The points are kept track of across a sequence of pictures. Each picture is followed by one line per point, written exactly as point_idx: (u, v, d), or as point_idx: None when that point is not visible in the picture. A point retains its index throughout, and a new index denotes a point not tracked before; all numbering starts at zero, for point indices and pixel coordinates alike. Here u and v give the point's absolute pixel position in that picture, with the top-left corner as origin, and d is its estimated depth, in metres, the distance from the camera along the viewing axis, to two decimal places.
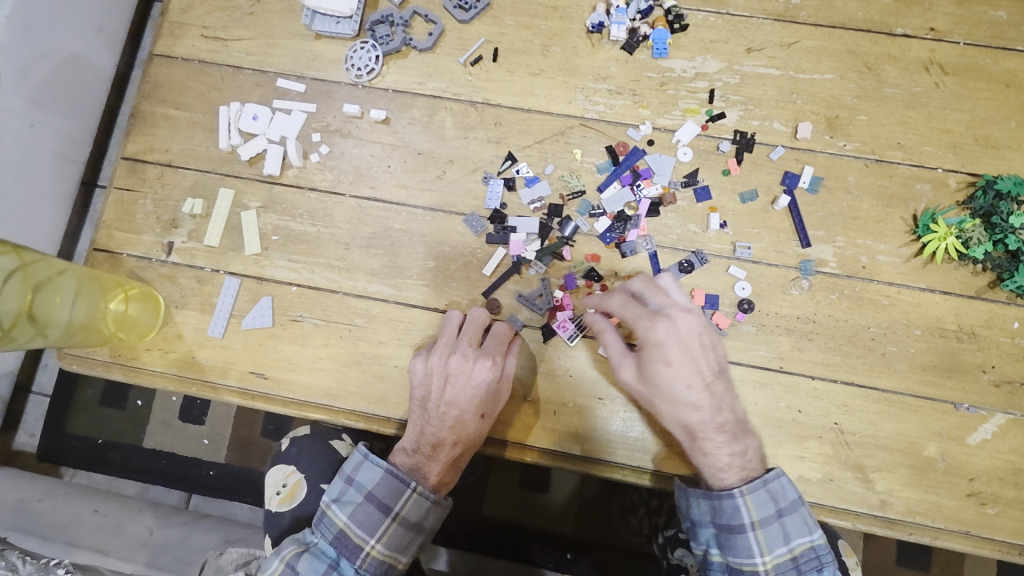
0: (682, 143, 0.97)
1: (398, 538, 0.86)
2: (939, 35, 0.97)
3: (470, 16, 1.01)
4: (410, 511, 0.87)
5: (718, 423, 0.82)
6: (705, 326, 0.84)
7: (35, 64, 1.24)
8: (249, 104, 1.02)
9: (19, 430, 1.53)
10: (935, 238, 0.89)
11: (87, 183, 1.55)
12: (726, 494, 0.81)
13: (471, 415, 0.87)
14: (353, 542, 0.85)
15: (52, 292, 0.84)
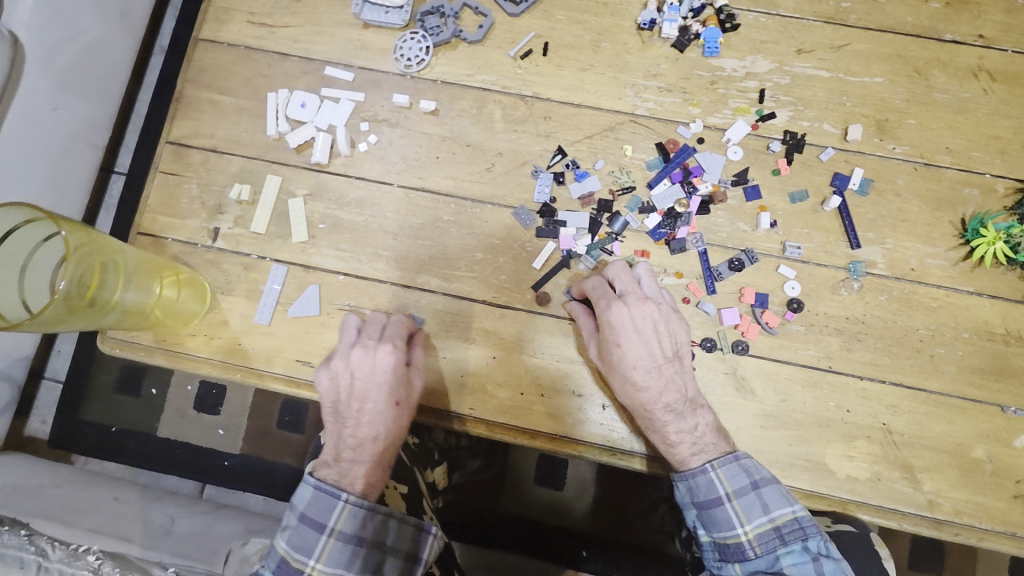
0: (732, 142, 0.97)
1: (340, 555, 0.78)
2: (987, 43, 0.98)
3: (521, 10, 1.01)
4: (347, 525, 0.78)
5: (669, 403, 0.83)
6: (665, 309, 0.86)
7: (58, 44, 1.21)
8: (296, 92, 1.02)
9: (31, 416, 1.50)
10: (983, 242, 0.89)
11: (104, 169, 1.55)
12: (696, 470, 0.83)
13: (387, 403, 0.84)
14: (293, 567, 0.78)
15: (116, 273, 0.85)
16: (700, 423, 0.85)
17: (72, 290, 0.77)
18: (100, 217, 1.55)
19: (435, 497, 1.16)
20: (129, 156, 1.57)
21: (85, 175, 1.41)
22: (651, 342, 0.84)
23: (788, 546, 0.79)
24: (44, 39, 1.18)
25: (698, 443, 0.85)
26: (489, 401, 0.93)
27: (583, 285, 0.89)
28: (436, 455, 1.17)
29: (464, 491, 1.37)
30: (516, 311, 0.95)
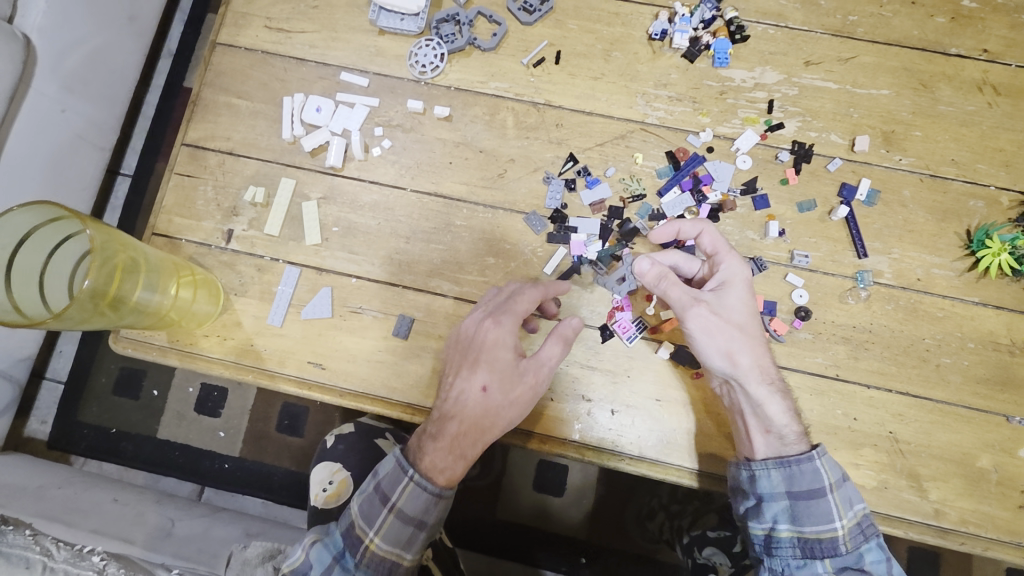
0: (741, 151, 0.98)
1: (398, 532, 0.81)
2: (992, 57, 0.99)
3: (535, 19, 1.03)
4: (408, 505, 0.80)
5: (747, 380, 0.83)
6: (736, 276, 0.85)
7: (67, 46, 1.23)
8: (312, 96, 1.03)
9: (31, 416, 1.50)
10: (988, 253, 0.91)
11: (111, 170, 1.56)
12: (806, 457, 0.81)
13: (476, 386, 0.84)
14: (356, 534, 0.82)
15: (138, 273, 0.85)
16: (782, 396, 0.84)
17: (96, 289, 0.77)
18: (106, 216, 1.56)
19: None
20: (136, 158, 1.58)
21: (88, 176, 1.41)
22: (711, 326, 0.83)
23: (869, 542, 0.80)
24: (54, 41, 1.20)
25: (780, 418, 0.83)
26: None
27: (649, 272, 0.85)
28: None
29: (463, 498, 1.38)
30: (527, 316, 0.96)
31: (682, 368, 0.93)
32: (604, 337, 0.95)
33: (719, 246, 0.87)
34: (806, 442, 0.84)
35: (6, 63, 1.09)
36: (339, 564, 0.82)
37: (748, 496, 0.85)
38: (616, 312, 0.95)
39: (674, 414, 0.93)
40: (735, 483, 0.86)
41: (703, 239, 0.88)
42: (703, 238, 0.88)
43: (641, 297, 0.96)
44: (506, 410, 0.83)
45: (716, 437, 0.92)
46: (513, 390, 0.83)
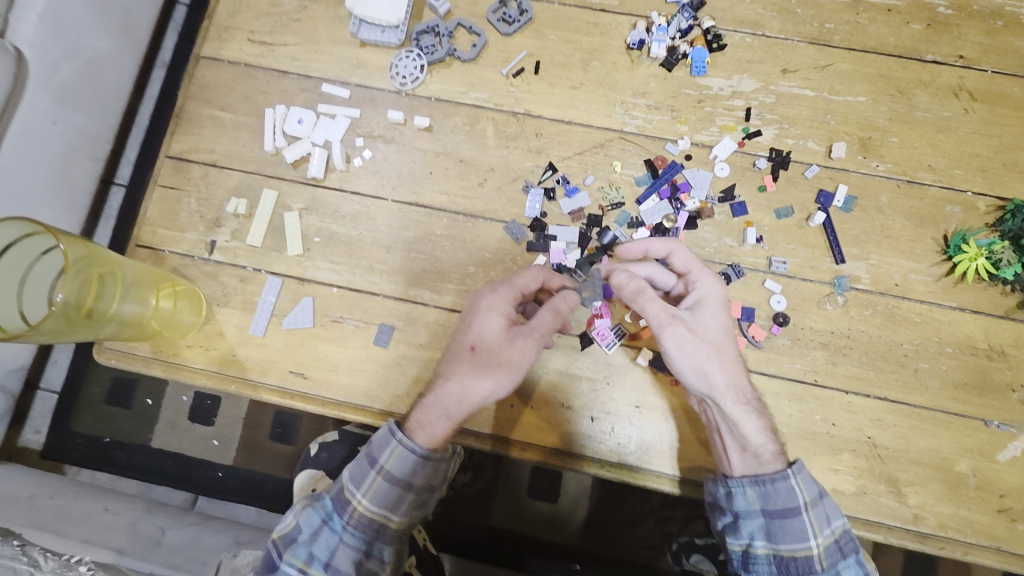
0: (719, 158, 0.99)
1: (386, 495, 0.80)
2: (968, 63, 1.00)
3: (514, 30, 1.04)
4: (396, 468, 0.80)
5: (724, 400, 0.83)
6: (710, 294, 0.86)
7: (60, 59, 1.24)
8: (294, 108, 1.04)
9: (26, 425, 1.49)
10: (966, 258, 0.91)
11: (105, 181, 1.57)
12: (780, 474, 0.81)
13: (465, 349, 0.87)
14: (345, 496, 0.82)
15: (112, 284, 0.87)
16: (759, 415, 0.84)
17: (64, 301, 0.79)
18: (100, 227, 1.57)
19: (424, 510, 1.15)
20: (129, 168, 1.59)
21: (81, 186, 1.42)
22: (689, 345, 0.83)
23: (847, 559, 0.80)
24: (47, 54, 1.21)
25: (756, 437, 0.83)
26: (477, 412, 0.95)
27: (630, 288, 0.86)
28: None
29: (454, 505, 1.38)
30: None
31: (661, 374, 0.94)
32: (583, 344, 0.95)
33: (692, 265, 0.88)
34: (783, 459, 0.83)
35: None
36: (327, 527, 0.80)
37: (726, 512, 0.86)
38: (596, 319, 0.96)
39: (652, 420, 0.94)
40: (713, 499, 0.88)
41: (674, 258, 0.89)
42: (674, 257, 0.88)
43: (621, 304, 0.96)
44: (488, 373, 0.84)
45: (694, 443, 0.92)
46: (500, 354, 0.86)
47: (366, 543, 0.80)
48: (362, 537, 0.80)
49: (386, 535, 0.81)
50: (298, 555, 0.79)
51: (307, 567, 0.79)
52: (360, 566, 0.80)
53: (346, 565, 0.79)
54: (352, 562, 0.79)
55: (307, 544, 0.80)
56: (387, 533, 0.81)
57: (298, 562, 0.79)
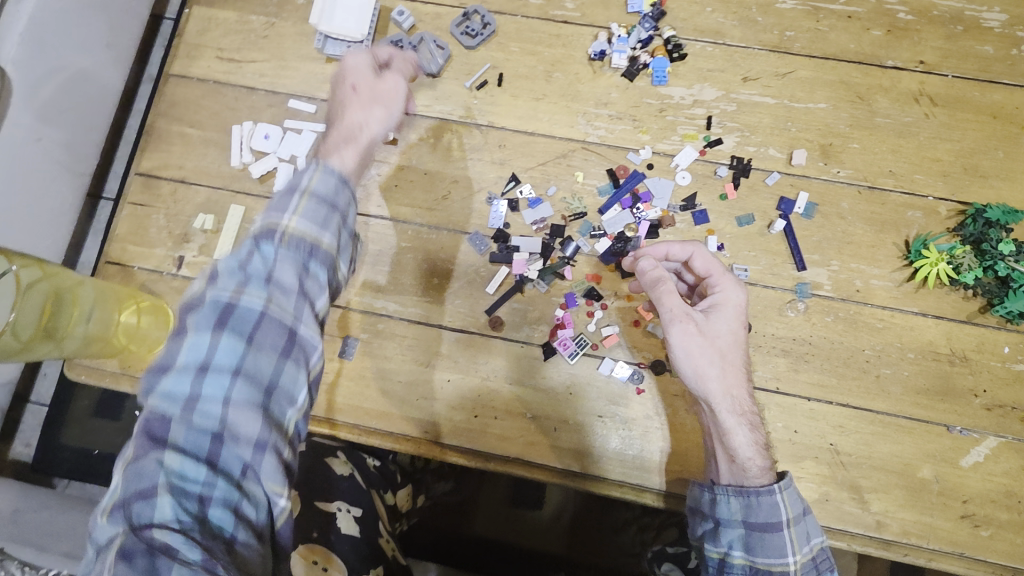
0: (680, 167, 0.99)
1: (314, 212, 0.68)
2: (928, 68, 1.00)
3: (476, 43, 1.05)
4: (325, 187, 0.70)
5: (718, 406, 0.81)
6: (729, 300, 0.84)
7: (42, 75, 1.18)
8: (261, 124, 1.05)
9: (16, 439, 1.52)
10: (926, 263, 0.92)
11: (92, 196, 1.52)
12: (767, 489, 0.78)
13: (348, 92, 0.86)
14: (265, 224, 0.67)
15: (71, 303, 0.89)
16: (753, 429, 0.81)
17: (20, 322, 0.80)
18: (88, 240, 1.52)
19: (398, 520, 1.15)
20: (117, 183, 1.54)
21: (68, 202, 1.36)
22: (697, 346, 0.81)
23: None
24: (32, 71, 1.16)
25: (746, 450, 0.81)
26: (442, 422, 0.96)
27: (646, 277, 0.84)
28: (401, 477, 1.16)
29: (434, 514, 1.37)
30: (472, 335, 0.98)
31: (623, 383, 0.95)
32: (546, 355, 0.96)
33: (713, 268, 0.85)
34: (771, 475, 0.80)
35: None
36: (257, 248, 0.66)
37: (707, 518, 0.82)
38: (558, 329, 0.96)
39: (616, 429, 0.94)
40: (695, 503, 0.83)
41: (695, 262, 0.86)
42: (694, 261, 0.86)
43: (584, 313, 0.97)
44: (378, 101, 0.85)
45: (658, 452, 0.93)
46: (381, 88, 0.86)
47: (306, 260, 0.67)
48: (300, 252, 0.67)
49: (325, 257, 0.68)
50: (227, 284, 0.64)
51: (240, 291, 0.64)
52: (306, 280, 0.66)
53: (290, 277, 0.65)
54: (295, 275, 0.65)
55: (236, 268, 0.65)
56: (325, 254, 0.68)
57: (228, 288, 0.64)
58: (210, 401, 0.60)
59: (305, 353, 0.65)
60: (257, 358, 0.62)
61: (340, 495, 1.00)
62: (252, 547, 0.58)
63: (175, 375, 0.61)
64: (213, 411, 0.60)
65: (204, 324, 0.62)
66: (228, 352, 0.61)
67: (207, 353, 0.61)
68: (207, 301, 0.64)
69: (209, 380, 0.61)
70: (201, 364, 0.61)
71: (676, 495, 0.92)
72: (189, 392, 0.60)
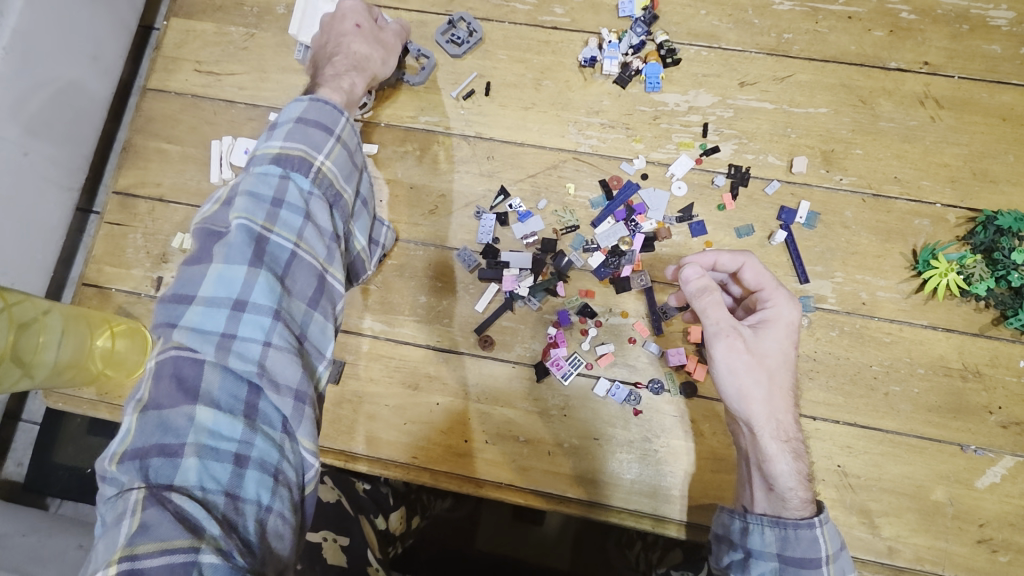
0: (676, 177, 0.95)
1: (344, 161, 0.75)
2: (933, 69, 0.95)
3: (463, 51, 1.01)
4: (352, 138, 0.77)
5: (761, 430, 0.75)
6: (781, 316, 0.77)
7: (27, 88, 1.11)
8: (241, 138, 1.02)
9: (8, 458, 1.43)
10: (936, 273, 0.88)
11: (82, 210, 1.43)
12: (806, 522, 0.72)
13: (352, 30, 0.92)
14: (296, 157, 0.69)
15: (37, 331, 0.82)
16: (796, 458, 0.75)
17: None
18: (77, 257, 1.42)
19: (390, 544, 1.10)
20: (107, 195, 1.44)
21: (54, 219, 1.27)
22: (745, 361, 0.75)
23: None
24: (11, 85, 1.08)
25: (787, 479, 0.74)
26: (432, 447, 0.92)
27: (692, 285, 0.77)
28: (394, 500, 1.11)
29: (433, 530, 1.29)
30: (460, 355, 0.94)
31: (620, 405, 0.90)
32: (539, 375, 0.92)
33: (765, 281, 0.79)
34: (812, 507, 0.74)
35: None
36: (290, 181, 0.68)
37: (735, 547, 0.76)
38: (551, 348, 0.92)
39: (614, 452, 0.90)
40: (723, 531, 0.78)
41: (745, 273, 0.80)
42: (744, 273, 0.80)
43: (577, 331, 0.93)
44: (380, 47, 0.93)
45: (659, 476, 0.89)
46: (381, 35, 0.94)
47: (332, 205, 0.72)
48: (329, 195, 0.71)
49: (345, 207, 0.74)
50: (257, 214, 0.65)
51: (273, 226, 0.65)
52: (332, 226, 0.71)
53: (322, 219, 0.69)
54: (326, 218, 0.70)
55: (266, 200, 0.66)
56: (346, 203, 0.74)
57: (259, 220, 0.64)
58: (248, 340, 0.60)
59: (332, 302, 0.69)
60: (292, 302, 0.65)
61: (326, 524, 0.98)
62: (287, 514, 0.58)
63: (207, 308, 0.61)
64: (250, 353, 0.60)
65: (236, 260, 0.62)
66: (264, 290, 0.62)
67: (241, 290, 0.61)
68: (236, 230, 0.63)
69: (245, 319, 0.61)
70: (235, 301, 0.61)
71: (680, 521, 0.88)
72: (222, 331, 0.60)
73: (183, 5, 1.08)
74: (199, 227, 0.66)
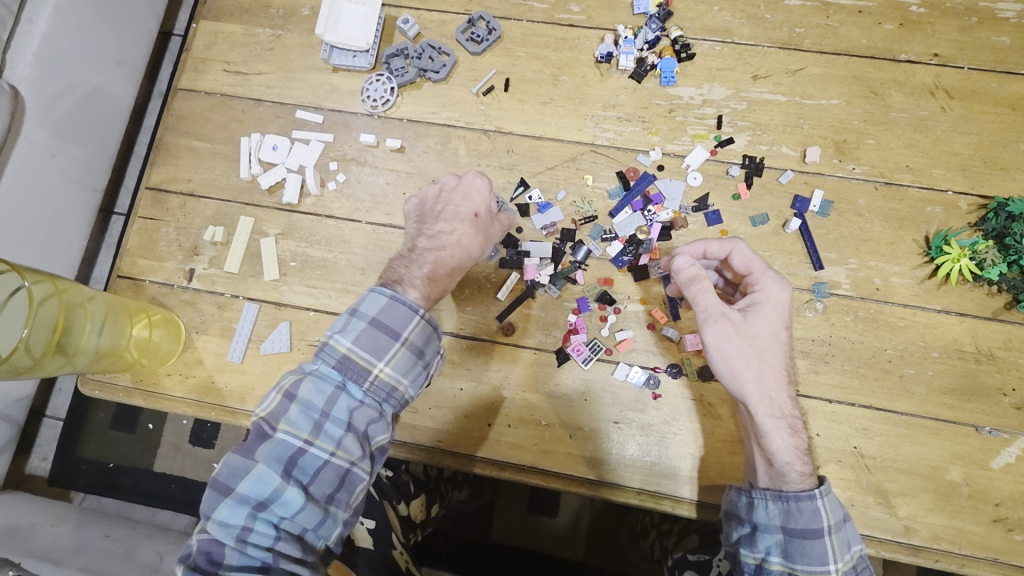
0: (692, 168, 0.98)
1: (407, 365, 0.78)
2: (943, 61, 0.98)
3: (482, 49, 1.04)
4: (419, 338, 0.79)
5: (757, 409, 0.77)
6: (771, 299, 0.80)
7: (57, 92, 1.14)
8: (268, 135, 1.05)
9: (33, 453, 1.41)
10: (948, 259, 0.89)
11: (104, 211, 1.45)
12: (805, 494, 0.75)
13: (468, 216, 0.87)
14: (359, 366, 0.77)
15: (82, 319, 0.88)
16: (793, 433, 0.77)
17: (33, 341, 0.81)
18: (99, 258, 1.45)
19: (411, 531, 1.10)
20: (130, 197, 1.46)
21: (78, 220, 1.29)
22: (741, 345, 0.77)
23: None
24: (42, 91, 1.10)
25: (784, 454, 0.77)
26: (456, 431, 0.94)
27: (682, 275, 0.80)
28: (414, 488, 1.11)
29: (451, 521, 1.31)
30: (482, 342, 0.97)
31: (639, 389, 0.93)
32: (560, 361, 0.94)
33: (753, 266, 0.82)
34: (811, 480, 0.77)
35: None
36: (342, 392, 0.76)
37: (743, 522, 0.79)
38: (572, 334, 0.95)
39: (632, 435, 0.92)
40: (731, 508, 0.81)
41: (734, 259, 0.83)
42: (733, 259, 0.83)
43: (597, 318, 0.96)
44: (485, 242, 0.89)
45: (679, 458, 0.91)
46: (492, 229, 0.90)
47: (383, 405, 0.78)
48: (380, 399, 0.78)
49: (399, 401, 0.79)
50: (303, 427, 0.73)
51: (315, 439, 0.73)
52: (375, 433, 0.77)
53: (362, 426, 0.76)
54: (366, 424, 0.76)
55: (316, 411, 0.75)
56: (400, 400, 0.79)
57: (304, 433, 0.73)
58: (262, 535, 0.70)
59: (350, 494, 0.75)
60: (315, 502, 0.73)
61: None
62: None
63: (235, 506, 0.70)
64: (267, 537, 0.70)
65: (275, 464, 0.72)
66: (289, 497, 0.71)
67: (272, 493, 0.71)
68: (281, 439, 0.73)
69: (266, 515, 0.71)
70: (263, 500, 0.71)
71: (699, 502, 0.90)
72: (252, 515, 0.70)
73: (211, 8, 1.12)
74: (256, 417, 0.75)
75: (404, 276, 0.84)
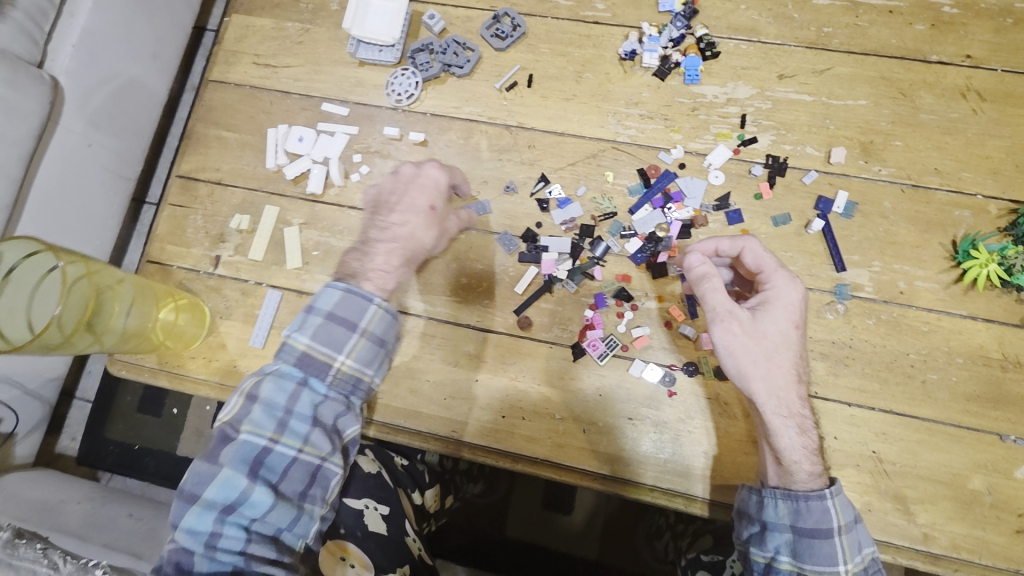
0: (713, 166, 0.97)
1: (366, 352, 0.82)
2: (975, 62, 0.96)
3: (507, 45, 1.05)
4: (377, 327, 0.82)
5: (764, 408, 0.77)
6: (782, 298, 0.79)
7: (96, 83, 1.17)
8: (295, 127, 1.08)
9: (62, 433, 1.45)
10: (976, 264, 0.88)
11: (137, 200, 1.50)
12: (815, 493, 0.75)
13: (424, 207, 0.88)
14: (319, 360, 0.80)
15: (111, 300, 0.92)
16: (803, 433, 0.77)
17: (65, 317, 0.85)
18: (131, 245, 1.49)
19: (425, 520, 1.11)
20: (161, 186, 1.50)
21: (111, 208, 1.33)
22: (753, 346, 0.77)
23: None
24: (80, 82, 1.14)
25: (793, 453, 0.77)
26: (470, 421, 0.95)
27: (694, 273, 0.80)
28: (429, 477, 1.13)
29: (465, 515, 1.32)
30: (499, 335, 0.97)
31: (654, 386, 0.93)
32: (576, 356, 0.95)
33: (767, 264, 0.81)
34: (822, 480, 0.77)
35: (33, 105, 1.03)
36: (304, 388, 0.79)
37: (753, 521, 0.78)
38: (588, 330, 0.95)
39: (646, 432, 0.92)
40: (741, 506, 0.80)
41: (747, 258, 0.82)
42: (746, 257, 0.82)
43: (613, 313, 0.96)
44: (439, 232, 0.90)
45: (694, 457, 0.91)
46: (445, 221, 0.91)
47: (349, 397, 0.81)
48: (345, 391, 0.81)
49: (366, 389, 0.83)
50: (266, 426, 0.76)
51: (280, 436, 0.75)
52: (339, 424, 0.80)
53: (329, 420, 0.79)
54: (332, 416, 0.79)
55: (279, 409, 0.77)
56: (365, 389, 0.83)
57: (267, 432, 0.75)
58: (232, 539, 0.71)
59: (323, 490, 0.77)
60: (287, 502, 0.74)
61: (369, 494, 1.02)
62: None
63: (202, 511, 0.71)
64: (234, 545, 0.71)
65: (240, 466, 0.73)
66: (257, 497, 0.72)
67: (238, 496, 0.72)
68: (244, 440, 0.75)
69: (234, 519, 0.72)
70: (230, 504, 0.72)
71: (713, 501, 0.89)
72: (220, 520, 0.71)
73: (243, 2, 1.15)
74: (220, 423, 0.77)
75: (360, 266, 0.85)
